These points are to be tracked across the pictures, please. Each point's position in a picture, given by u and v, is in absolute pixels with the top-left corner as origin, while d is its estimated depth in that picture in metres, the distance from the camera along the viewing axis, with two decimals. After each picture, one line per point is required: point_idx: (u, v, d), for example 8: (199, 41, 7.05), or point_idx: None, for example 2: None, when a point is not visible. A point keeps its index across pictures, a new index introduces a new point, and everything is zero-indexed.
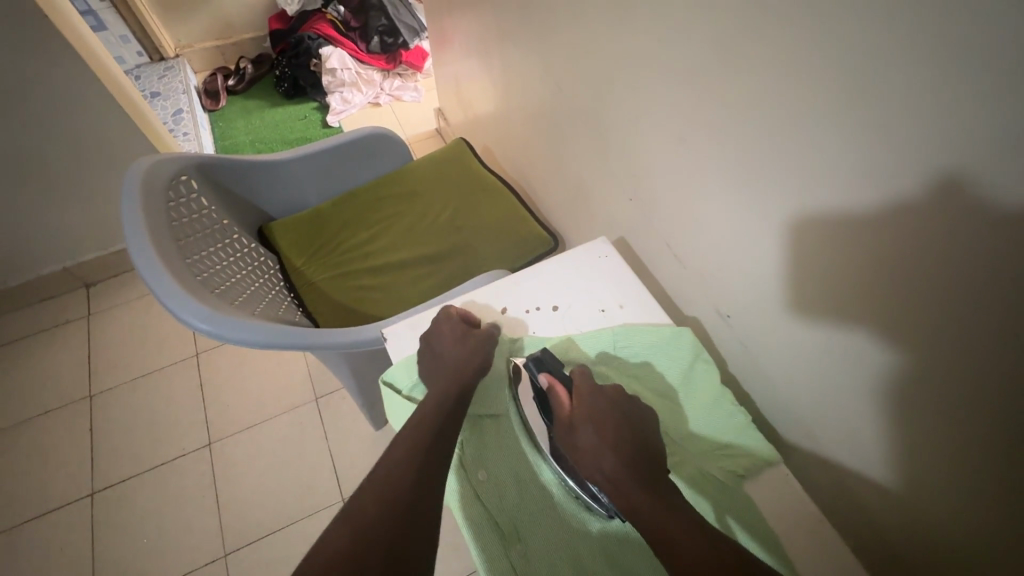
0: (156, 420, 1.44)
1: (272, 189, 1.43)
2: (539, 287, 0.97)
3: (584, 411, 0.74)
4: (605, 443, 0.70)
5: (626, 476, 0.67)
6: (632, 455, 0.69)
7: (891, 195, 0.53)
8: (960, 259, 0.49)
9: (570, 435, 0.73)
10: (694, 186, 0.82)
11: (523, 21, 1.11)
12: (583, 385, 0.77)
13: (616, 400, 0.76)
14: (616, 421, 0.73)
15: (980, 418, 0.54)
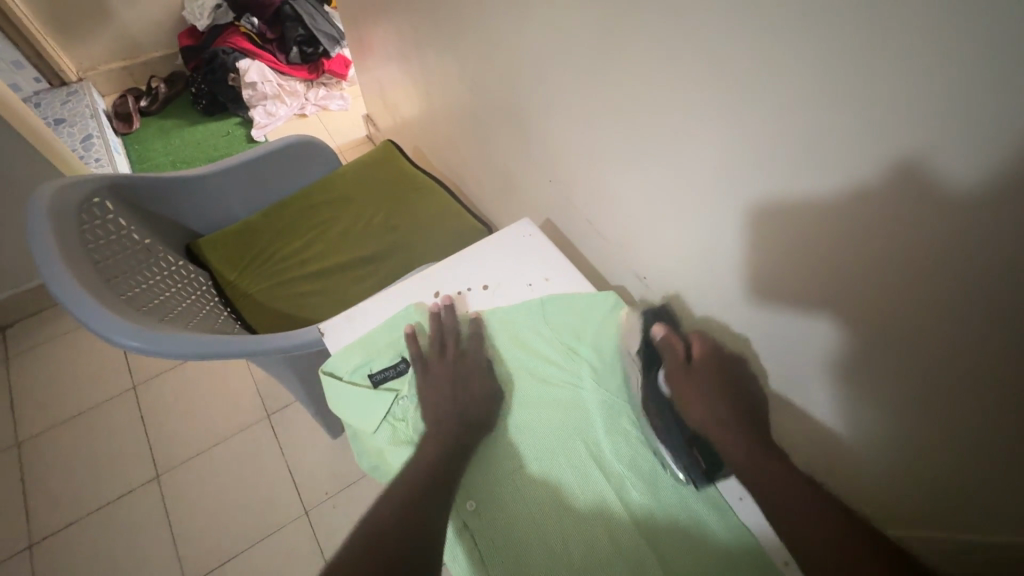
0: (92, 460, 1.26)
1: (189, 203, 1.02)
2: (469, 262, 0.69)
3: (706, 361, 0.58)
4: (718, 397, 0.55)
5: (735, 425, 0.53)
6: (738, 411, 0.54)
7: (855, 182, 0.42)
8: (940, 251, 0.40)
9: (684, 385, 0.56)
10: (594, 157, 0.73)
11: (420, 17, 1.07)
12: (703, 346, 0.59)
13: (734, 365, 0.59)
14: (730, 373, 0.57)
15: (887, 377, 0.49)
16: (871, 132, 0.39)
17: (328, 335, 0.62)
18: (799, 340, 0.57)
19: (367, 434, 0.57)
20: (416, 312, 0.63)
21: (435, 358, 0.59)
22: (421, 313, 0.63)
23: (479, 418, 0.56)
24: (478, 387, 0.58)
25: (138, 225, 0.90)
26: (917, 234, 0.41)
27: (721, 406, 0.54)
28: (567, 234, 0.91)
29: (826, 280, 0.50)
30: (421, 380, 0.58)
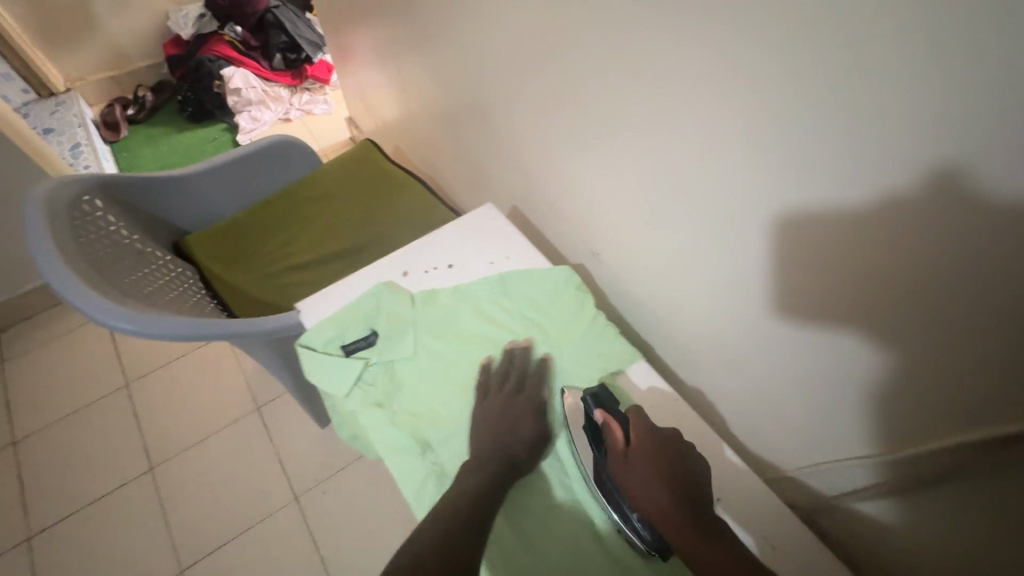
0: (87, 455, 1.30)
1: (177, 202, 1.07)
2: (435, 243, 0.75)
3: (644, 448, 0.53)
4: (665, 486, 0.51)
5: (682, 516, 0.50)
6: (686, 495, 0.51)
7: (855, 185, 0.41)
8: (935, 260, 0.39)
9: (625, 477, 0.53)
10: (550, 145, 0.78)
11: (395, 21, 1.12)
12: (642, 426, 0.55)
13: (678, 439, 0.55)
14: (673, 455, 0.53)
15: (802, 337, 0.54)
16: (760, 103, 0.45)
17: (304, 312, 0.68)
18: (729, 310, 0.62)
19: (341, 398, 0.62)
20: (382, 287, 0.68)
21: (496, 390, 0.60)
22: (384, 285, 0.68)
23: (524, 457, 0.57)
24: (529, 426, 0.58)
25: (127, 222, 0.95)
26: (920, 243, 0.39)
27: (666, 493, 0.51)
28: (531, 221, 0.97)
29: (821, 290, 0.49)
30: (477, 410, 0.59)
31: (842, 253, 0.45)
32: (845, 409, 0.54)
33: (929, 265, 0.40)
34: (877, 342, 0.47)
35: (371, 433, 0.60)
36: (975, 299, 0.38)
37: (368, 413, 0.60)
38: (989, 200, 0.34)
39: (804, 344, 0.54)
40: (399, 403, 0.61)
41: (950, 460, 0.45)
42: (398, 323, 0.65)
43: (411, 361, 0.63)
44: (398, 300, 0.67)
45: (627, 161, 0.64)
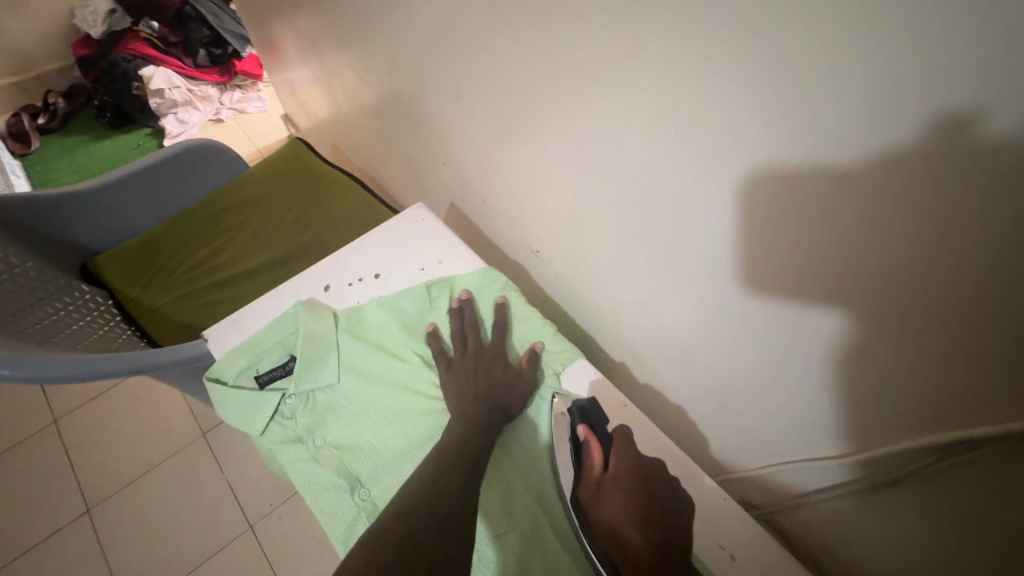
0: (13, 504, 1.19)
1: (80, 220, 0.96)
2: (360, 251, 0.68)
3: (621, 475, 0.49)
4: (636, 520, 0.46)
5: (651, 555, 0.45)
6: (659, 532, 0.46)
7: (804, 163, 0.37)
8: (891, 241, 0.35)
9: (597, 510, 0.49)
10: (482, 135, 0.73)
11: (312, 9, 1.04)
12: (622, 449, 0.51)
13: (655, 465, 0.51)
14: (653, 483, 0.49)
15: (752, 325, 0.51)
16: (688, 74, 0.40)
17: (213, 340, 0.60)
18: (677, 306, 0.58)
19: (257, 436, 0.56)
20: (298, 306, 0.61)
21: (458, 350, 0.59)
22: (300, 304, 0.61)
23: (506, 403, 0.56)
24: (501, 373, 0.58)
25: (15, 247, 0.84)
26: (877, 227, 0.36)
27: (638, 529, 0.46)
28: (470, 218, 0.91)
29: (772, 277, 0.45)
30: (443, 374, 0.58)
31: (792, 236, 0.41)
32: (808, 404, 0.50)
33: (885, 242, 0.36)
34: (828, 323, 0.43)
35: (292, 471, 0.55)
36: (936, 277, 0.34)
37: (290, 450, 0.55)
38: (929, 160, 0.31)
39: (756, 334, 0.51)
40: (322, 437, 0.56)
41: (920, 459, 0.42)
42: (317, 347, 0.58)
43: (334, 389, 0.58)
44: (316, 319, 0.60)
45: (563, 143, 0.59)
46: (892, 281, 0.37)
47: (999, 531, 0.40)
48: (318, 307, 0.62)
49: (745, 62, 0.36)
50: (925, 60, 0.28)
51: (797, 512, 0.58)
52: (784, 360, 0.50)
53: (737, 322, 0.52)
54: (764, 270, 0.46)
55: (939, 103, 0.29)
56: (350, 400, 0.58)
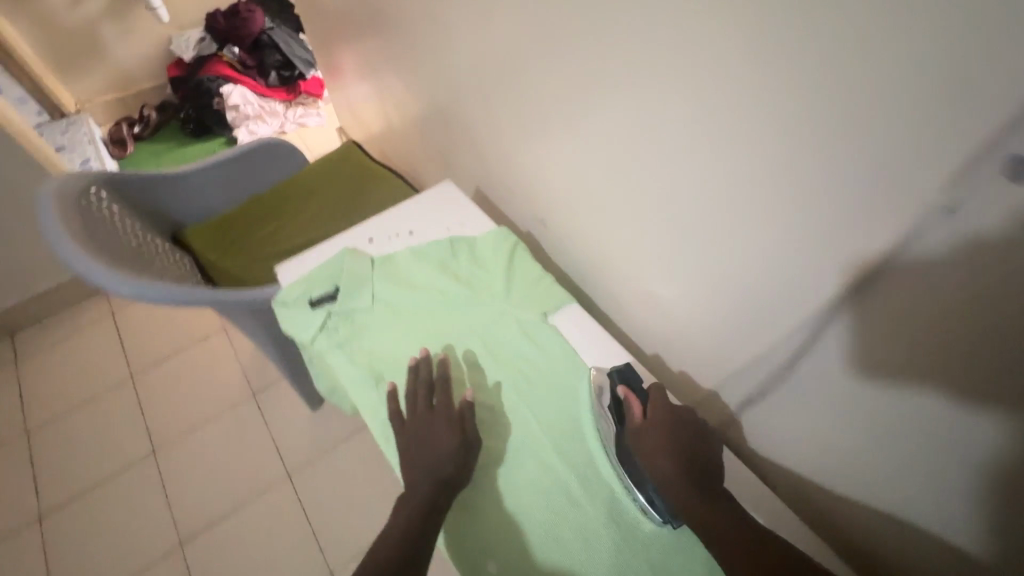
0: (93, 443, 1.38)
1: (175, 198, 1.18)
2: (397, 214, 0.84)
3: (659, 421, 0.59)
4: (675, 456, 0.56)
5: (685, 482, 0.55)
6: (691, 465, 0.56)
7: (717, 123, 0.50)
8: (775, 177, 0.48)
9: (642, 448, 0.58)
10: (494, 128, 0.88)
11: (371, 31, 1.24)
12: (659, 400, 0.61)
13: (690, 416, 0.60)
14: (688, 429, 0.59)
15: (699, 264, 0.63)
16: (636, 64, 0.54)
17: (281, 274, 0.77)
18: (644, 258, 0.71)
19: (308, 344, 0.71)
20: (345, 251, 0.77)
21: (412, 408, 0.64)
22: (346, 250, 0.77)
23: (446, 469, 0.59)
24: (448, 436, 0.61)
25: (129, 213, 1.05)
26: (763, 166, 0.48)
27: (673, 463, 0.56)
28: (495, 201, 1.07)
29: (704, 219, 0.58)
30: (400, 433, 0.63)
31: (719, 181, 0.53)
32: (749, 331, 0.62)
33: (779, 175, 0.48)
34: (747, 255, 0.56)
35: (337, 369, 0.69)
36: (808, 195, 0.47)
37: (334, 354, 0.70)
38: (792, 110, 0.44)
39: (701, 273, 0.63)
40: (356, 346, 0.70)
41: (810, 347, 0.56)
42: (360, 278, 0.74)
43: (366, 312, 0.73)
44: (359, 259, 0.76)
45: (553, 127, 0.72)
46: (782, 206, 0.49)
47: (873, 397, 0.52)
48: (361, 253, 0.78)
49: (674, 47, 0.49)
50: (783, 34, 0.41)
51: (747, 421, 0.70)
52: (722, 291, 0.62)
53: (696, 266, 0.63)
54: (705, 215, 0.58)
55: (789, 69, 0.42)
56: (381, 321, 0.72)
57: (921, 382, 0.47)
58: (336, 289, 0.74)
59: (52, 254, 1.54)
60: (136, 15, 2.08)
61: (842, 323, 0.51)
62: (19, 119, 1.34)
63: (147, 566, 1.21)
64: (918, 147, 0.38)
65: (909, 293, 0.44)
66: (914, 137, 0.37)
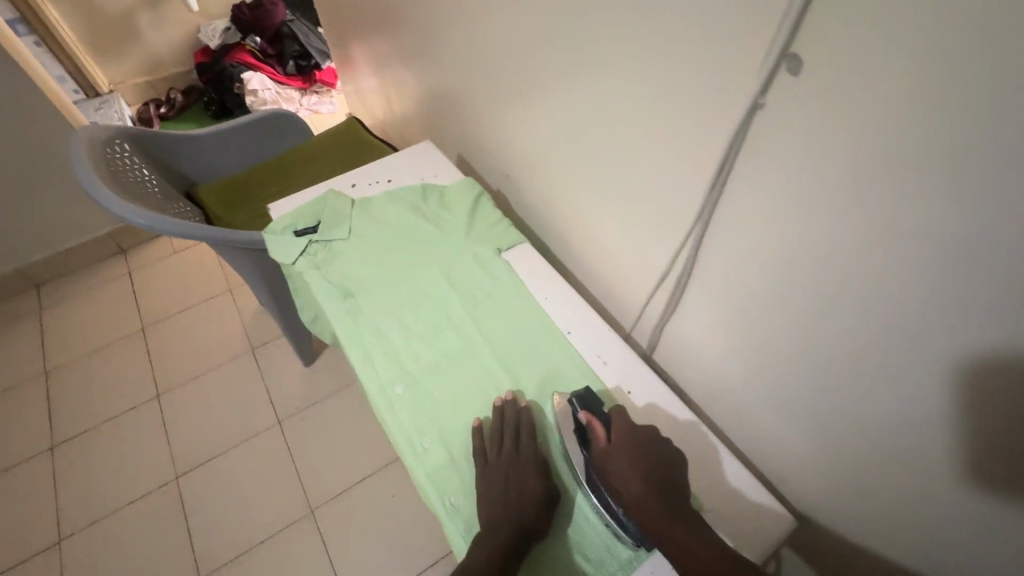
0: (104, 385, 1.50)
1: (190, 158, 1.30)
2: (380, 166, 0.95)
3: (623, 445, 0.59)
4: (640, 477, 0.56)
5: (651, 501, 0.54)
6: (660, 486, 0.55)
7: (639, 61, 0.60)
8: (677, 107, 0.58)
9: (606, 470, 0.58)
10: (485, 91, 1.00)
11: (380, 17, 1.37)
12: (621, 424, 0.61)
13: (654, 437, 0.60)
14: (652, 452, 0.58)
15: (635, 199, 0.73)
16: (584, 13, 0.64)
17: (273, 210, 0.88)
18: (596, 199, 0.82)
19: (290, 266, 0.81)
20: (329, 191, 0.87)
21: (495, 450, 0.62)
22: (329, 192, 0.87)
23: (529, 516, 0.57)
24: (535, 478, 0.60)
25: (148, 166, 1.18)
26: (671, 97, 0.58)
27: (639, 483, 0.56)
28: (480, 168, 1.17)
29: (634, 153, 0.68)
30: (482, 476, 0.61)
31: (642, 108, 0.63)
32: (671, 253, 0.71)
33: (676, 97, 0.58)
34: (667, 185, 0.65)
35: (313, 290, 0.78)
36: (700, 122, 0.56)
37: (310, 276, 0.79)
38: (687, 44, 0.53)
39: (636, 206, 0.73)
40: (331, 269, 0.80)
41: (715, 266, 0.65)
42: (341, 214, 0.84)
43: (342, 242, 0.82)
44: (340, 199, 0.86)
45: (531, 81, 0.84)
46: (684, 133, 0.59)
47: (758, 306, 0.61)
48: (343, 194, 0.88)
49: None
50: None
51: (680, 348, 0.79)
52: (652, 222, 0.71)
53: (631, 196, 0.73)
54: (635, 146, 0.68)
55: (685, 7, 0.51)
56: (354, 251, 0.81)
57: (786, 281, 0.56)
58: (317, 222, 0.83)
59: (80, 213, 1.68)
60: (170, 6, 2.24)
61: (734, 233, 0.60)
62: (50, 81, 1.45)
63: (145, 495, 1.31)
64: (754, 58, 0.48)
65: (772, 201, 0.53)
66: (755, 51, 0.47)
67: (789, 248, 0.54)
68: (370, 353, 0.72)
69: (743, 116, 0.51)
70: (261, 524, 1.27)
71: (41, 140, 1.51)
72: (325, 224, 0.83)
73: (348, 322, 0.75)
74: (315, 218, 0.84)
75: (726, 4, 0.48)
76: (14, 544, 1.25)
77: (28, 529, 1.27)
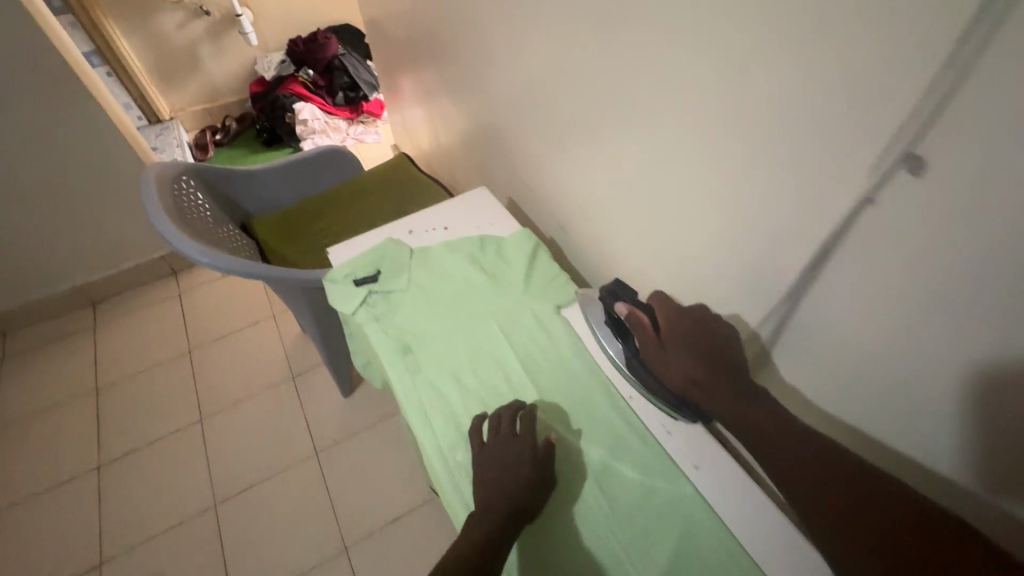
0: (150, 405, 1.54)
1: (247, 192, 1.35)
2: (436, 211, 0.96)
3: (669, 329, 0.67)
4: (692, 354, 0.64)
5: (699, 371, 0.63)
6: (705, 364, 0.63)
7: (729, 127, 0.58)
8: (773, 178, 0.56)
9: (657, 356, 0.67)
10: (538, 137, 1.00)
11: (432, 58, 1.40)
12: (664, 309, 0.69)
13: (698, 316, 0.67)
14: (697, 333, 0.65)
15: (712, 261, 0.71)
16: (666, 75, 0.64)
17: (333, 255, 0.89)
18: (664, 254, 0.80)
19: (349, 316, 0.82)
20: (388, 239, 0.88)
21: (499, 427, 0.66)
22: (389, 239, 0.88)
23: (523, 499, 0.60)
24: (528, 467, 0.62)
25: (210, 200, 1.22)
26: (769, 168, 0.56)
27: (687, 362, 0.64)
28: (528, 210, 1.17)
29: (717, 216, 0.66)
30: (478, 454, 0.65)
31: (721, 177, 0.62)
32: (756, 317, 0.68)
33: (765, 172, 0.57)
34: (755, 251, 0.63)
35: (374, 343, 0.78)
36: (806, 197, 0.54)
37: (370, 326, 0.79)
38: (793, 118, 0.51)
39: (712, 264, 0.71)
40: (391, 320, 0.80)
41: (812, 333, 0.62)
42: (401, 263, 0.85)
43: (401, 293, 0.82)
44: (399, 247, 0.87)
45: (592, 135, 0.83)
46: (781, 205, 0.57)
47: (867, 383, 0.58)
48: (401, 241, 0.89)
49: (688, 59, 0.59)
50: (773, 46, 0.50)
51: None
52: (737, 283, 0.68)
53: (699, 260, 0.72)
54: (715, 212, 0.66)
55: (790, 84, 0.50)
56: (414, 301, 0.82)
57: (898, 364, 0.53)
58: (377, 271, 0.84)
59: (137, 236, 1.75)
60: (231, 39, 2.35)
61: (830, 306, 0.58)
62: (122, 113, 1.54)
63: (184, 521, 1.33)
64: (878, 139, 0.45)
65: (890, 281, 0.50)
66: (878, 133, 0.45)
67: (896, 329, 0.51)
68: (430, 412, 0.72)
69: (855, 197, 0.49)
70: (296, 558, 1.26)
71: (110, 168, 1.59)
72: (384, 275, 0.83)
73: (410, 377, 0.74)
74: (376, 266, 0.85)
75: (838, 85, 0.46)
76: (59, 561, 1.28)
77: (73, 548, 1.29)
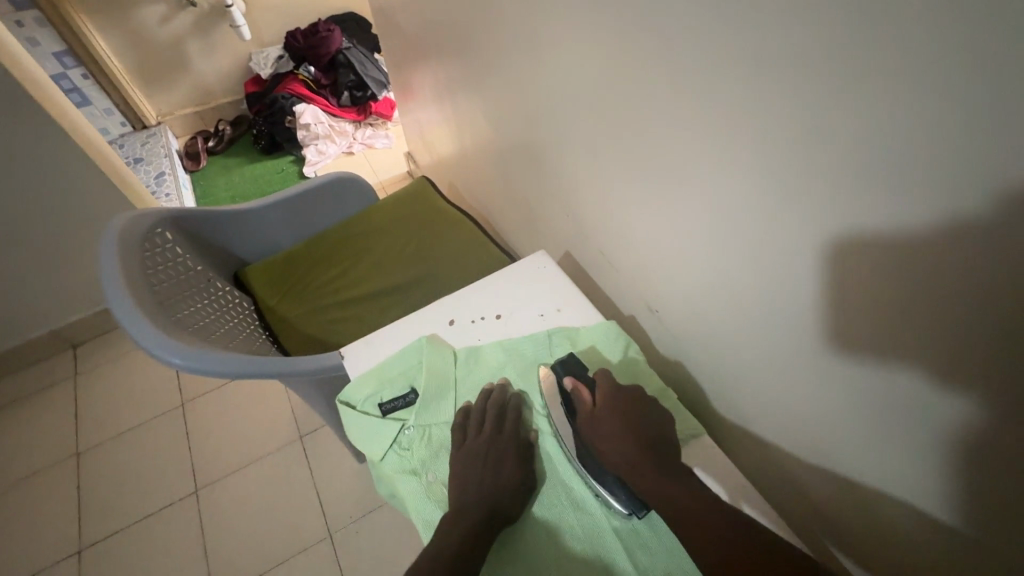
0: (138, 473, 1.33)
1: (242, 235, 1.12)
2: (482, 291, 0.73)
3: (608, 405, 0.55)
4: (631, 433, 0.53)
5: (640, 458, 0.51)
6: (646, 446, 0.52)
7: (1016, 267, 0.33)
8: None
9: (595, 432, 0.54)
10: (606, 188, 0.74)
11: (455, 63, 1.13)
12: (607, 385, 0.57)
13: (641, 396, 0.57)
14: (640, 413, 0.55)
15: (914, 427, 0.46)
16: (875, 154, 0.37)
17: (350, 362, 0.67)
18: (817, 387, 0.55)
19: (377, 462, 0.59)
20: (423, 338, 0.65)
21: (471, 434, 0.57)
22: (424, 338, 0.66)
23: (499, 498, 0.52)
24: (513, 468, 0.54)
25: (193, 253, 0.99)
26: None
27: (626, 443, 0.52)
28: (588, 267, 0.92)
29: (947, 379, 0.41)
30: (456, 446, 0.57)
31: (973, 341, 0.38)
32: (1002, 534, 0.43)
33: None
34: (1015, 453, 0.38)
35: (414, 508, 0.55)
36: None
37: (407, 479, 0.57)
38: None
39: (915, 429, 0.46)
40: (435, 472, 0.57)
41: None
42: (443, 380, 0.62)
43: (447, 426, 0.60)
44: (438, 353, 0.64)
45: (703, 208, 0.57)
46: None
47: None
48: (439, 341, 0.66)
49: (944, 154, 0.33)
50: None
51: None
52: (969, 473, 0.43)
53: (890, 422, 0.48)
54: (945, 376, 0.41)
55: None
56: None
57: None
58: (412, 393, 0.62)
59: None
60: (221, 33, 2.08)
61: None
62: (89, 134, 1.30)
63: None
64: None
65: None
66: None
67: None
68: None
69: None
70: None
71: (79, 196, 1.36)
72: (422, 399, 0.61)
73: None
74: (410, 384, 0.62)
75: None
76: None
77: None
